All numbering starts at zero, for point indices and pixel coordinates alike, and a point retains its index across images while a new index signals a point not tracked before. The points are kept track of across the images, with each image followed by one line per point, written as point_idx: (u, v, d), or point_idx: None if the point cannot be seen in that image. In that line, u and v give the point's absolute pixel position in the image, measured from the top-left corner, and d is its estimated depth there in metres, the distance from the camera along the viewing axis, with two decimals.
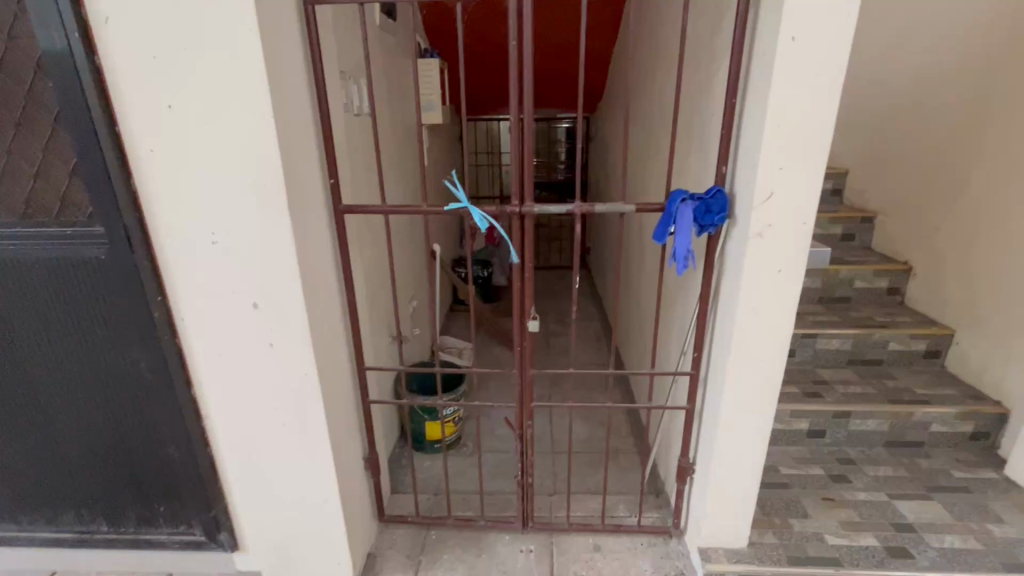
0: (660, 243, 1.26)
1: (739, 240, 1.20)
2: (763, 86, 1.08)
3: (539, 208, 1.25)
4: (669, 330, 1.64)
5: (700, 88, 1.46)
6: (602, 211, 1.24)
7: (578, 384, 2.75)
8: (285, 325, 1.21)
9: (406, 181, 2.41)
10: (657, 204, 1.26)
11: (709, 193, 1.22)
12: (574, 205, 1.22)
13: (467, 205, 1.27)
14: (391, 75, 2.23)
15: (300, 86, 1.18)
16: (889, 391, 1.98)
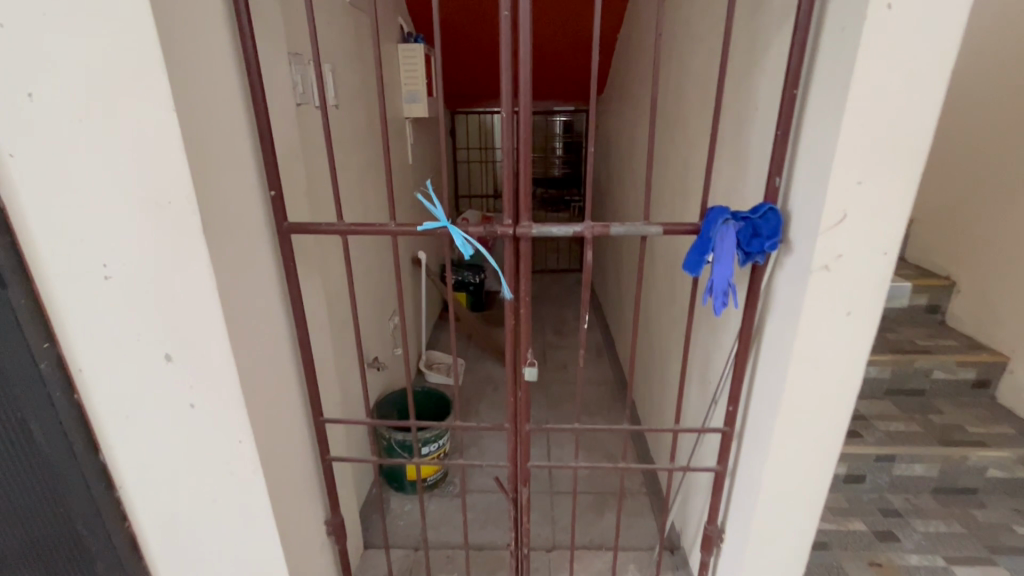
0: (692, 274, 0.98)
1: (796, 274, 0.93)
2: (840, 71, 0.80)
3: (538, 230, 0.97)
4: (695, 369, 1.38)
5: (740, 76, 1.18)
6: (618, 233, 0.97)
7: (579, 407, 2.49)
8: (209, 381, 0.93)
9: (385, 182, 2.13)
10: (690, 224, 0.99)
11: (756, 210, 0.95)
12: (584, 225, 0.95)
13: (447, 224, 0.99)
14: (367, 61, 1.94)
15: (222, 68, 0.89)
16: (936, 429, 1.73)
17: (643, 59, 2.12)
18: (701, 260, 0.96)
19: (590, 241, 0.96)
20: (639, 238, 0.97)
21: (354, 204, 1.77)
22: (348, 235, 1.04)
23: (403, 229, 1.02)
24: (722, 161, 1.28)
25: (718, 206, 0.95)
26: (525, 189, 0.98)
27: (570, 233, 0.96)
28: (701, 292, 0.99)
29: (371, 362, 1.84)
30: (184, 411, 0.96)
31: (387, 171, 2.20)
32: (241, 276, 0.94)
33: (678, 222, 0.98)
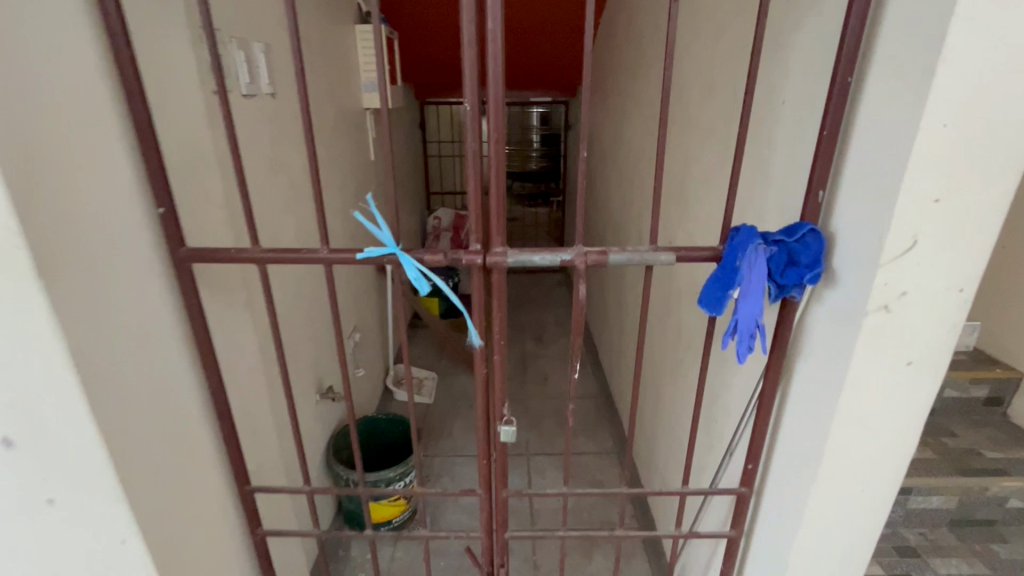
0: (712, 312, 0.77)
1: (841, 316, 0.74)
2: (918, 53, 0.60)
3: (514, 259, 0.75)
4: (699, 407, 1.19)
5: (764, 61, 0.96)
6: (617, 262, 0.75)
7: (561, 426, 2.29)
8: (69, 470, 0.69)
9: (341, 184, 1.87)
10: (710, 247, 0.78)
11: (790, 230, 0.75)
12: (572, 252, 0.74)
13: (395, 251, 0.75)
14: (316, 43, 1.68)
15: (65, 42, 0.63)
16: (950, 454, 1.59)
17: (628, 45, 1.91)
18: (726, 295, 0.75)
19: (581, 272, 0.75)
20: (644, 267, 0.76)
21: (300, 210, 1.51)
22: (266, 262, 0.79)
23: (339, 256, 0.78)
24: (739, 164, 1.07)
25: (745, 226, 0.74)
26: (497, 206, 0.76)
27: (556, 262, 0.75)
28: (724, 334, 0.79)
29: (324, 393, 1.64)
30: (36, 511, 0.72)
31: (345, 170, 1.94)
32: (114, 327, 0.70)
33: (695, 246, 0.77)
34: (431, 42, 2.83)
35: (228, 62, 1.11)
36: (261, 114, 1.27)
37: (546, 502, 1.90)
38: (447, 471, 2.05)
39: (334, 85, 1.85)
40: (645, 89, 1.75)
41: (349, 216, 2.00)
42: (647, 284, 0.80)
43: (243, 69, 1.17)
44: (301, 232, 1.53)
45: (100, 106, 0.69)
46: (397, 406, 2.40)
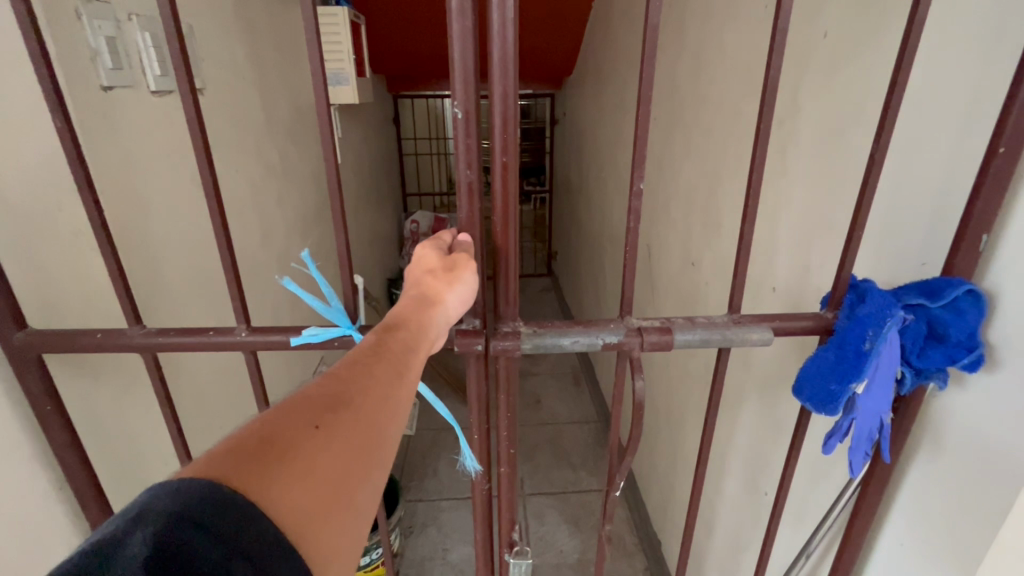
0: (816, 407, 0.54)
1: (1004, 418, 0.51)
2: None
3: (531, 344, 0.51)
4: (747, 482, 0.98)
5: (848, 43, 0.73)
6: (686, 344, 0.51)
7: (558, 459, 2.06)
8: None
9: (300, 195, 1.61)
10: (811, 314, 0.55)
11: (922, 287, 0.52)
12: (621, 331, 0.50)
13: (351, 332, 0.56)
14: (265, 29, 1.40)
15: None
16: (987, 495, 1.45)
17: (633, 32, 1.68)
18: (844, 391, 0.51)
19: (634, 362, 0.50)
20: (722, 348, 0.53)
21: (244, 231, 1.23)
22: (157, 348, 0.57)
23: (266, 342, 0.57)
24: (804, 178, 0.83)
25: (871, 287, 0.51)
26: (505, 265, 0.52)
27: (597, 347, 0.50)
28: (828, 436, 0.55)
29: None
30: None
31: (305, 178, 1.67)
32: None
33: (793, 314, 0.53)
34: (404, 27, 2.54)
35: (127, 46, 0.83)
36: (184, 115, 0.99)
37: (546, 555, 1.67)
38: (432, 521, 1.79)
39: (287, 77, 1.55)
40: (656, 82, 1.51)
41: (310, 230, 1.71)
42: (721, 363, 0.57)
43: (152, 56, 0.88)
44: (247, 258, 1.25)
45: None
46: None
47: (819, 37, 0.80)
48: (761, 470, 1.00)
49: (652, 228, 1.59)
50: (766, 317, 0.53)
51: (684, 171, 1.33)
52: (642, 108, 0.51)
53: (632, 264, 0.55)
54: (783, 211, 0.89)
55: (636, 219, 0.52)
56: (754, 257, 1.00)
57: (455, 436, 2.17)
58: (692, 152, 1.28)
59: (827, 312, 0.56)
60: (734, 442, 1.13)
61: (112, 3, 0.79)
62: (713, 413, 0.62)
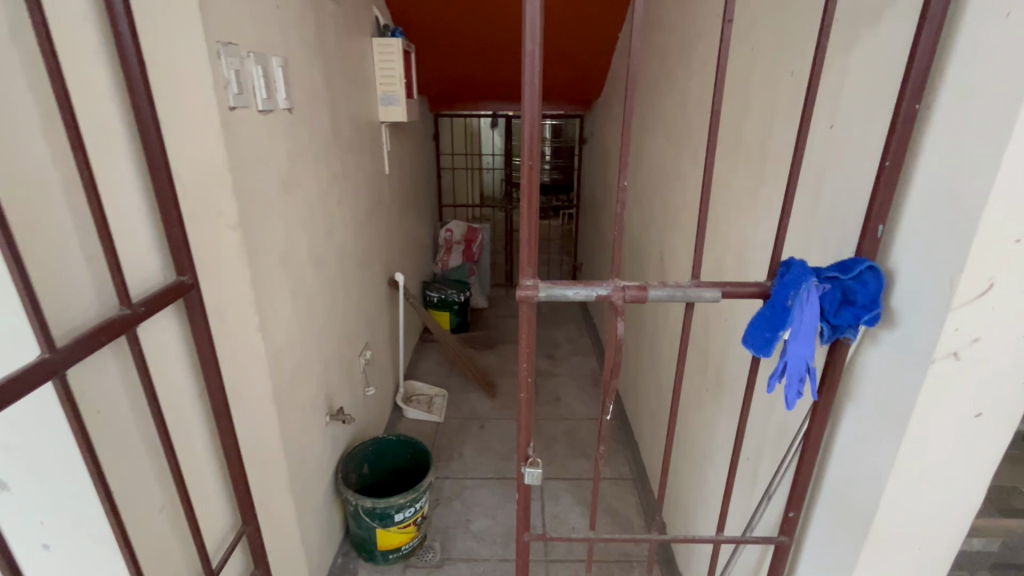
0: (758, 352, 0.71)
1: (897, 362, 0.68)
2: (990, 98, 0.56)
3: (545, 294, 0.70)
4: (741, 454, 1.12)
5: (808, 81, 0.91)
6: (658, 298, 0.70)
7: (574, 450, 2.22)
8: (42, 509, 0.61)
9: (356, 199, 1.87)
10: (756, 282, 0.73)
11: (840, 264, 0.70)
12: (610, 286, 0.69)
13: None
14: (337, 60, 1.69)
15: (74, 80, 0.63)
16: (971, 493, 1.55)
17: (652, 62, 1.90)
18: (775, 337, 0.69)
19: (618, 308, 0.70)
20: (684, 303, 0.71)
21: (313, 226, 1.47)
22: (137, 328, 0.66)
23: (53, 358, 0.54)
24: (778, 188, 1.01)
25: (800, 261, 0.68)
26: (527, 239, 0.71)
27: (591, 296, 0.70)
28: (770, 377, 0.73)
29: (335, 414, 1.58)
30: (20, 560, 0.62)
31: (361, 184, 1.93)
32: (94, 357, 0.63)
33: (740, 282, 0.71)
34: (446, 53, 2.82)
35: (246, 76, 1.08)
36: (278, 130, 1.24)
37: (560, 530, 1.82)
38: (457, 496, 1.97)
39: (350, 99, 1.82)
40: (668, 106, 1.72)
41: (362, 230, 1.96)
42: (687, 320, 0.76)
43: (261, 84, 1.14)
44: (315, 249, 1.49)
45: (104, 124, 0.66)
46: (405, 424, 2.36)
47: (789, 75, 0.98)
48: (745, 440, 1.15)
49: (664, 236, 1.76)
50: (721, 283, 0.71)
51: (689, 185, 1.53)
52: (627, 130, 0.71)
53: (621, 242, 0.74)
54: (763, 216, 1.07)
55: (623, 207, 0.71)
56: (742, 257, 1.17)
57: (479, 425, 2.37)
58: (696, 168, 1.47)
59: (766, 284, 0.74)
60: (725, 418, 1.29)
61: (239, 45, 1.06)
62: (683, 358, 0.81)
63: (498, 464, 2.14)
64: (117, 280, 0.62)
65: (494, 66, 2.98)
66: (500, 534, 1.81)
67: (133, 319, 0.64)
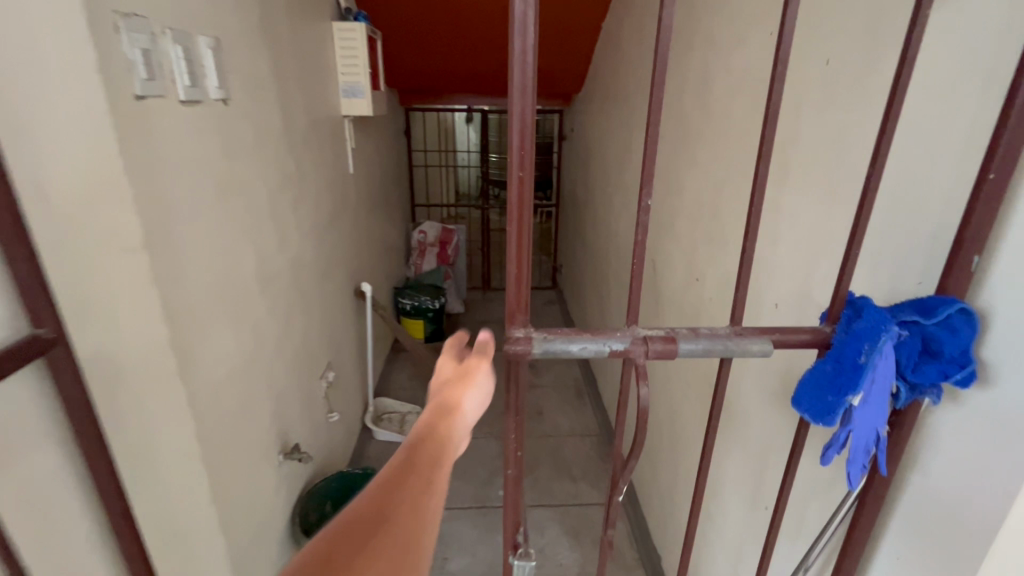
0: (815, 418, 0.56)
1: (995, 431, 0.53)
2: None
3: (541, 349, 0.53)
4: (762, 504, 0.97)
5: (850, 71, 0.76)
6: (690, 352, 0.53)
7: (559, 471, 2.06)
8: None
9: (314, 203, 1.66)
10: (811, 328, 0.58)
11: (914, 305, 0.55)
12: (627, 339, 0.53)
13: None
14: (288, 43, 1.47)
15: None
16: None
17: (644, 52, 1.73)
18: (840, 401, 0.53)
19: (637, 366, 0.53)
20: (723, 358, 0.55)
21: (259, 238, 1.26)
22: None
23: None
24: (808, 198, 0.86)
25: (871, 303, 0.53)
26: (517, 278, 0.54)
27: (602, 351, 0.53)
28: (826, 447, 0.57)
29: (290, 452, 1.38)
30: None
31: (320, 186, 1.72)
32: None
33: (791, 327, 0.57)
34: (417, 41, 2.60)
35: (159, 58, 0.87)
36: (209, 124, 1.03)
37: (547, 567, 1.66)
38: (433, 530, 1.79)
39: (306, 89, 1.60)
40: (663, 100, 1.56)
41: (322, 238, 1.74)
42: (724, 374, 0.62)
43: (181, 68, 0.92)
44: (262, 264, 1.28)
45: None
46: (375, 447, 2.16)
47: (821, 64, 0.83)
48: (762, 485, 1.01)
49: (658, 245, 1.60)
50: (770, 333, 0.56)
51: (688, 188, 1.37)
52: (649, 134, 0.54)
53: (639, 280, 0.58)
54: (786, 229, 0.91)
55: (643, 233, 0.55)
56: (758, 275, 1.02)
57: None
58: (698, 171, 1.31)
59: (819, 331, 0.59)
60: (733, 454, 1.15)
61: (148, 18, 0.84)
62: (716, 414, 0.66)
63: (478, 491, 1.96)
64: None
65: (469, 56, 2.78)
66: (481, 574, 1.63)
67: None
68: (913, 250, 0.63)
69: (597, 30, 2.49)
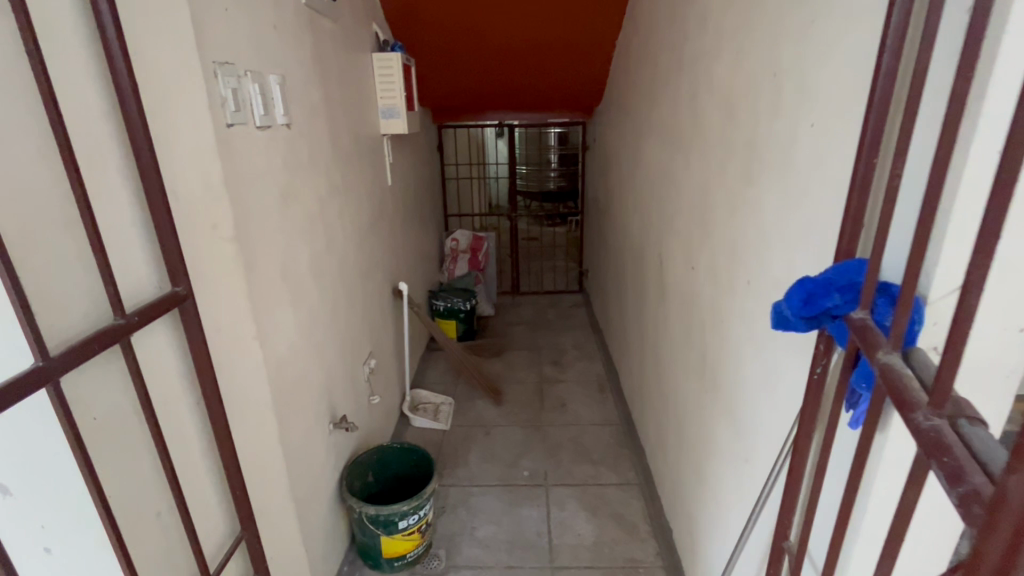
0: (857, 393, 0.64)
1: None
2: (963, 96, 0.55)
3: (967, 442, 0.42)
4: (745, 456, 1.12)
5: (791, 82, 0.91)
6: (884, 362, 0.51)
7: (580, 456, 2.21)
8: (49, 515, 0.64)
9: (357, 211, 1.90)
10: (861, 321, 0.59)
11: (848, 271, 0.65)
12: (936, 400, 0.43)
13: None
14: (335, 74, 1.72)
15: (78, 101, 0.66)
16: None
17: (648, 67, 1.91)
18: None
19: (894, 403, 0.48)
20: (886, 373, 0.50)
21: (313, 238, 1.51)
22: (131, 338, 0.68)
23: (49, 368, 0.55)
24: (765, 189, 1.01)
25: (891, 286, 0.60)
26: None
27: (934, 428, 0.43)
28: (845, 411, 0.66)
29: (338, 422, 1.60)
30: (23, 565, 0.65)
31: (362, 195, 1.96)
32: (89, 367, 0.65)
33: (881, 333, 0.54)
34: (447, 64, 2.85)
35: (242, 94, 1.11)
36: (275, 144, 1.27)
37: (565, 536, 1.81)
38: (463, 503, 1.97)
39: (351, 113, 1.86)
40: (662, 110, 1.73)
41: (364, 242, 1.99)
42: (900, 397, 0.47)
43: (258, 101, 1.17)
44: (315, 259, 1.52)
45: (98, 143, 0.69)
46: (412, 432, 2.37)
47: (771, 76, 0.98)
48: (742, 441, 1.15)
49: (662, 239, 1.76)
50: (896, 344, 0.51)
51: (685, 186, 1.52)
52: None
53: None
54: (753, 218, 1.07)
55: None
56: (735, 258, 1.17)
57: (485, 433, 2.37)
58: (690, 169, 1.46)
59: (886, 346, 0.52)
60: (717, 418, 1.29)
61: (235, 64, 1.09)
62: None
63: (503, 471, 2.14)
64: (110, 287, 0.64)
65: (494, 75, 3.00)
66: (505, 541, 1.80)
67: (128, 327, 0.66)
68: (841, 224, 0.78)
69: (613, 45, 2.66)
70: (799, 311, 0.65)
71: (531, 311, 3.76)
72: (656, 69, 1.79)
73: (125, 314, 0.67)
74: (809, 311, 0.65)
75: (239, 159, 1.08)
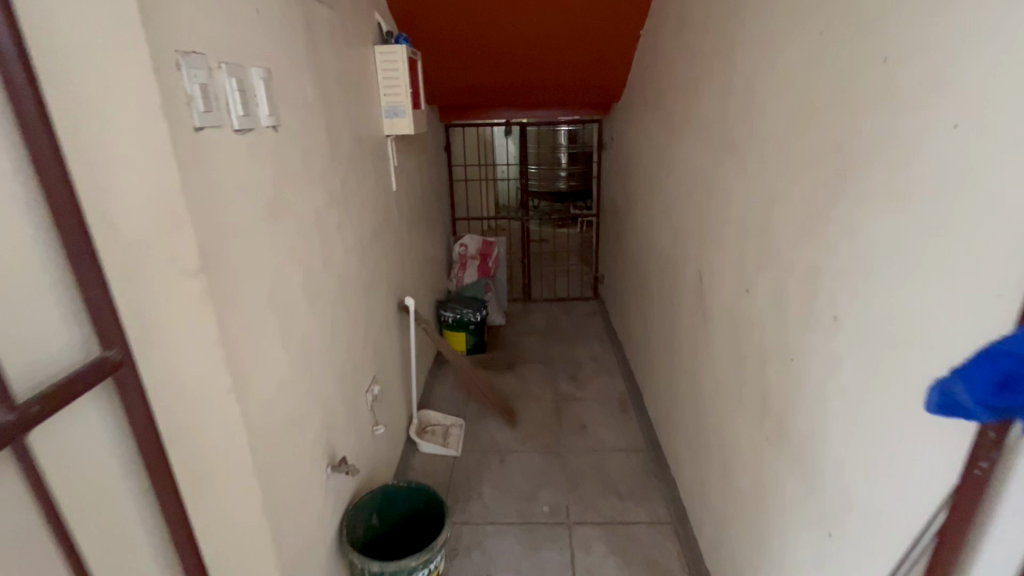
0: None
1: None
2: None
3: None
4: (832, 530, 0.91)
5: (914, 70, 0.70)
6: None
7: (605, 488, 2.00)
8: None
9: (358, 221, 1.71)
10: None
11: None
12: None
13: None
14: (332, 69, 1.52)
15: None
16: None
17: (685, 57, 1.69)
18: None
19: None
20: None
21: (308, 256, 1.31)
22: (28, 436, 0.49)
23: None
24: (866, 206, 0.80)
25: None
26: None
27: None
28: None
29: (337, 465, 1.41)
30: None
31: (364, 203, 1.77)
32: None
33: None
34: (456, 57, 2.64)
35: (215, 90, 0.91)
36: (259, 151, 1.07)
37: None
38: (477, 545, 1.78)
39: (351, 112, 1.66)
40: (704, 105, 1.51)
41: (366, 255, 1.79)
42: None
43: (236, 98, 0.97)
44: (310, 281, 1.32)
45: None
46: (420, 459, 2.18)
47: (878, 62, 0.77)
48: (824, 510, 0.94)
49: (702, 252, 1.56)
50: None
51: (736, 194, 1.31)
52: None
53: None
54: (844, 240, 0.86)
55: None
56: (814, 285, 0.96)
57: (500, 460, 2.17)
58: (744, 175, 1.25)
59: None
60: (784, 470, 1.09)
61: (205, 54, 0.89)
62: None
63: (521, 506, 1.94)
64: None
65: (506, 69, 2.79)
66: None
67: (22, 426, 0.47)
68: (1016, 261, 0.56)
69: (637, 36, 2.44)
70: (988, 400, 0.46)
71: (544, 319, 3.56)
72: (696, 60, 1.58)
73: (21, 405, 0.48)
74: (1005, 401, 0.46)
75: (210, 170, 0.88)
